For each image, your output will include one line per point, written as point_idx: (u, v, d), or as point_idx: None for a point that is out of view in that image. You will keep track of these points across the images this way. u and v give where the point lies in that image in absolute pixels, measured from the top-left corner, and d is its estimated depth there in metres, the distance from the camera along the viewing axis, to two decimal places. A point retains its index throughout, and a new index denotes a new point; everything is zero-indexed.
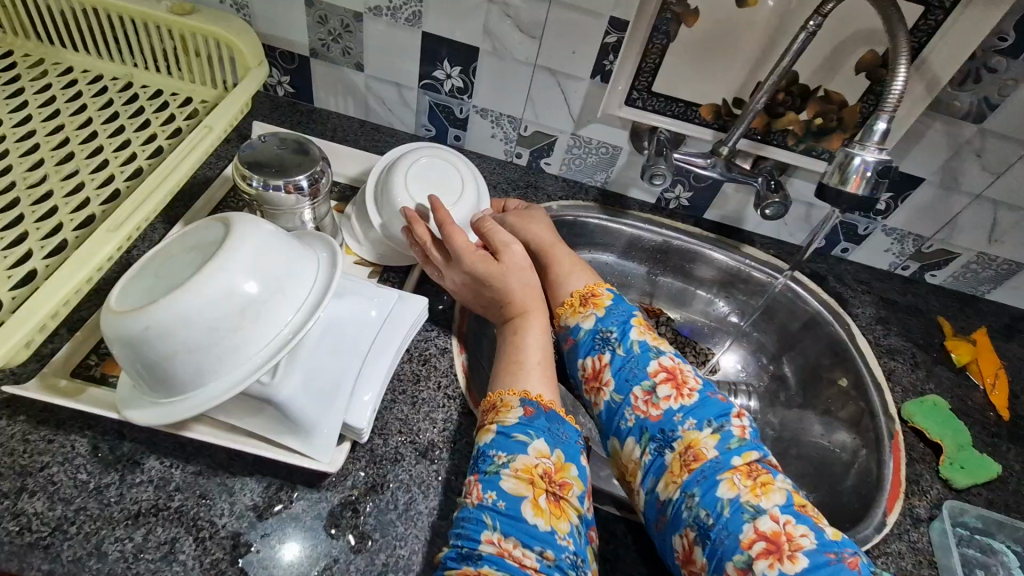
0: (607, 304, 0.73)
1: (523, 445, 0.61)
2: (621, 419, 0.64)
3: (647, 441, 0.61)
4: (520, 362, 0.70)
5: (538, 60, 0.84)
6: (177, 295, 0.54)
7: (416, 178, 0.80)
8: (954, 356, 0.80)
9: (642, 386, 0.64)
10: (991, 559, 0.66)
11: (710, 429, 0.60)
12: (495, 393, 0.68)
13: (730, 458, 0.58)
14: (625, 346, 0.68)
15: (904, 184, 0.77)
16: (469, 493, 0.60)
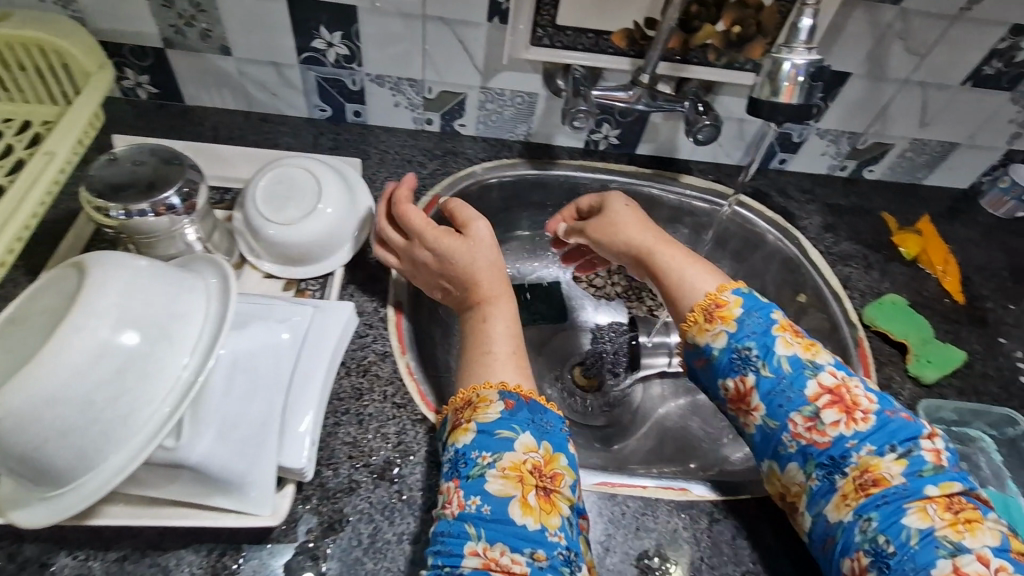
0: (738, 311, 0.53)
1: (507, 443, 0.46)
2: (778, 444, 0.50)
3: (812, 468, 0.47)
4: (489, 352, 0.53)
5: (426, 10, 0.66)
6: (20, 368, 0.34)
7: (268, 200, 0.56)
8: (902, 250, 0.77)
9: (801, 410, 0.49)
10: (971, 449, 0.58)
11: (895, 453, 0.45)
12: (466, 387, 0.51)
13: (920, 486, 0.44)
14: (770, 363, 0.50)
15: (833, 83, 0.74)
16: (448, 500, 0.45)
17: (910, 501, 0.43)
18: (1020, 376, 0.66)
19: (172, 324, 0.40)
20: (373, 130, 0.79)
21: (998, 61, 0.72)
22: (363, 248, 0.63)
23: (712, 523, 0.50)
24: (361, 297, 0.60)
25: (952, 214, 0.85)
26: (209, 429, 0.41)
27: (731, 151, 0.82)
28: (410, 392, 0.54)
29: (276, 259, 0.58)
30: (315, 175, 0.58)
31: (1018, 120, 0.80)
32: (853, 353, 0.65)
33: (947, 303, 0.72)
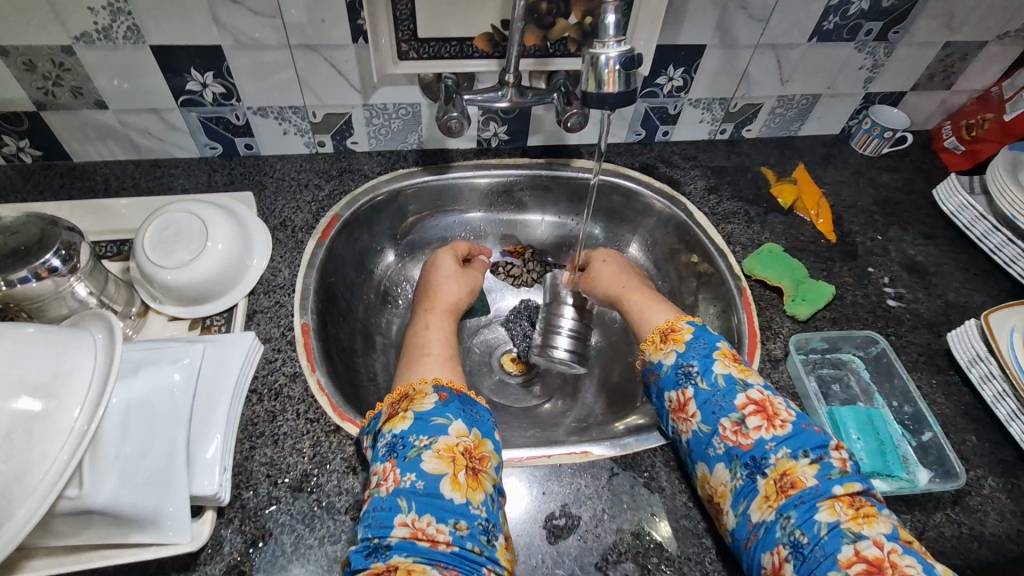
0: (690, 336, 0.59)
1: (442, 427, 0.51)
2: (708, 446, 0.52)
3: (738, 469, 0.50)
4: (427, 354, 0.63)
5: (290, 40, 0.68)
6: None
7: (156, 246, 0.59)
8: (780, 201, 0.84)
9: (730, 416, 0.52)
10: (843, 371, 0.65)
11: (808, 457, 0.48)
12: (404, 386, 0.57)
13: (828, 486, 0.46)
14: (709, 378, 0.55)
15: (690, 57, 0.79)
16: (383, 479, 0.48)
17: (820, 500, 0.46)
18: (886, 300, 0.73)
19: (55, 384, 0.42)
20: (268, 159, 0.81)
21: (834, 16, 0.78)
22: (266, 276, 0.66)
23: (611, 477, 0.55)
24: (266, 324, 0.62)
25: (826, 159, 0.92)
26: (110, 473, 0.43)
27: (615, 130, 0.88)
28: (321, 406, 0.57)
29: (177, 302, 0.61)
30: (199, 215, 0.60)
31: (867, 66, 0.86)
32: (738, 300, 0.71)
33: (822, 243, 0.79)
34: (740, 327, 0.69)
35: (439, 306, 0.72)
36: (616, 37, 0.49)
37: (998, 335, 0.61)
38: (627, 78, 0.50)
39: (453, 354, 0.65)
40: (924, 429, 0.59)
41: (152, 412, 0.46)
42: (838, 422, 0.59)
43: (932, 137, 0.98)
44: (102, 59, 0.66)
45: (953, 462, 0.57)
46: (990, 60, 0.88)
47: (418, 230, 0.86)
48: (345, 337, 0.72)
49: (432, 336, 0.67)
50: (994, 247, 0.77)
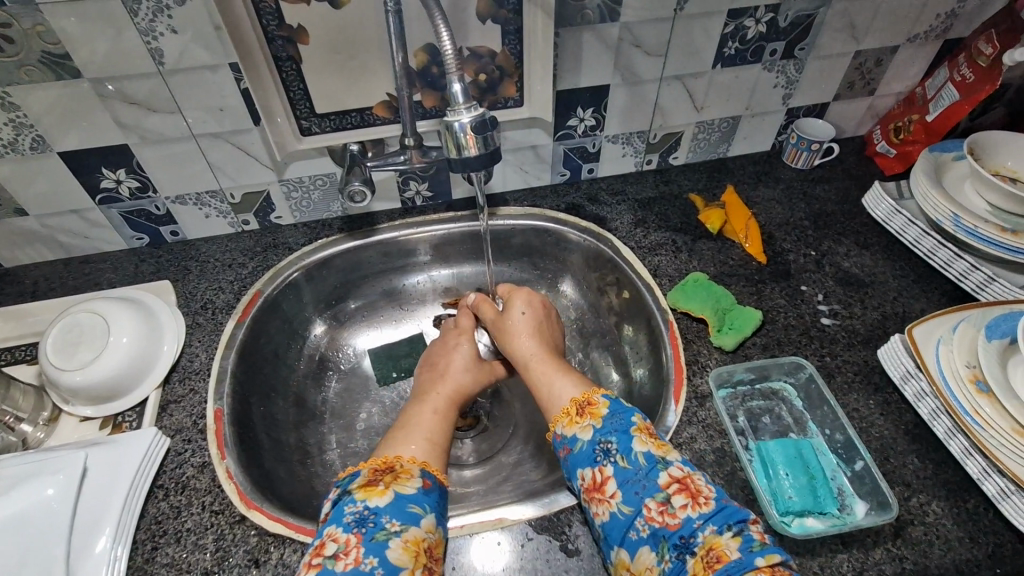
0: (606, 410, 0.55)
1: (416, 516, 0.50)
2: (629, 530, 0.48)
3: (665, 552, 0.46)
4: (410, 431, 0.59)
5: (193, 130, 0.69)
6: None
7: (60, 350, 0.60)
8: (708, 226, 0.82)
9: (654, 495, 0.49)
10: (773, 401, 0.64)
11: (732, 531, 0.45)
12: (392, 455, 0.56)
13: (751, 559, 0.43)
14: (629, 455, 0.51)
15: (597, 97, 0.78)
16: (344, 552, 0.46)
17: (745, 573, 0.42)
18: (821, 319, 0.70)
19: None
20: (195, 243, 0.82)
21: (734, 41, 0.77)
22: (181, 363, 0.67)
23: (525, 542, 0.54)
24: (179, 414, 0.62)
25: (757, 177, 0.91)
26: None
27: (539, 174, 0.88)
28: (228, 495, 0.56)
29: (88, 401, 0.61)
30: (104, 315, 0.63)
31: (781, 83, 0.85)
32: (665, 336, 0.69)
33: (752, 266, 0.77)
34: (667, 365, 0.67)
35: (444, 393, 0.66)
36: (465, 103, 0.54)
37: (924, 348, 0.60)
38: (483, 140, 0.55)
39: (439, 437, 0.60)
40: (857, 458, 0.57)
41: (25, 527, 0.48)
42: (765, 460, 0.58)
43: (866, 142, 0.96)
44: (13, 170, 0.68)
45: (886, 492, 0.53)
46: (908, 61, 0.86)
47: (351, 294, 0.86)
48: (272, 415, 0.71)
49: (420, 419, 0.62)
50: (929, 251, 0.75)
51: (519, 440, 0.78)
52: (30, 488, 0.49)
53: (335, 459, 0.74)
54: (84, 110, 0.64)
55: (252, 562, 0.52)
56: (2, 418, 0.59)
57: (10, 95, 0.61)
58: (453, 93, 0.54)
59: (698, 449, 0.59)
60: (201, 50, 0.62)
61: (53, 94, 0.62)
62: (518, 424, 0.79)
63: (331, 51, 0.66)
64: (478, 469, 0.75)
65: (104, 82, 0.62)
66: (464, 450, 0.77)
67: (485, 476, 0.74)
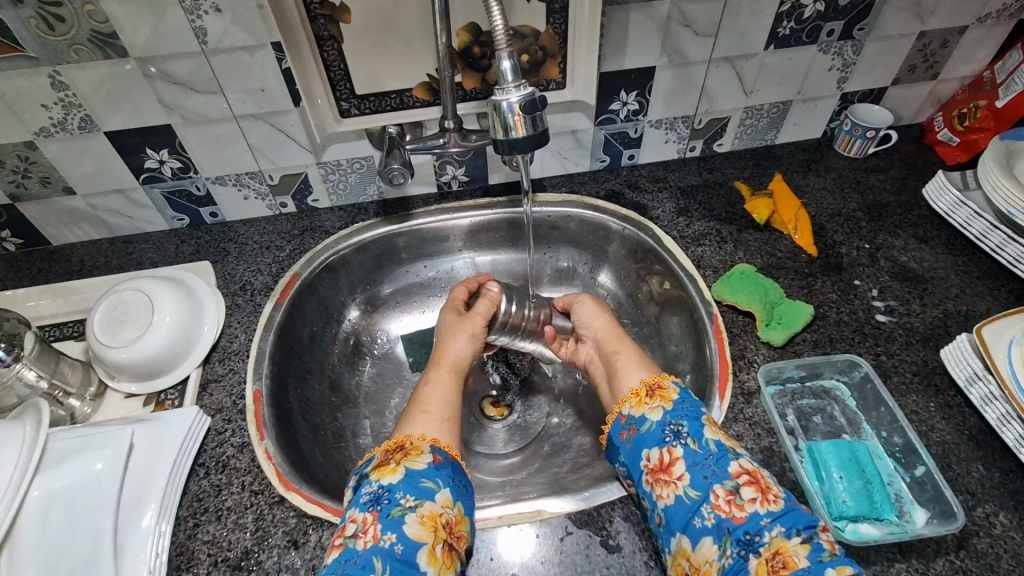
0: (677, 395, 0.54)
1: (429, 492, 0.49)
2: (694, 516, 0.46)
3: (728, 545, 0.44)
4: (425, 412, 0.59)
5: (235, 111, 0.69)
6: None
7: (109, 325, 0.61)
8: (755, 216, 0.79)
9: (723, 483, 0.47)
10: (825, 401, 0.61)
11: (801, 536, 0.43)
12: (401, 435, 0.55)
13: (821, 568, 0.41)
14: (700, 440, 0.50)
15: (641, 80, 0.76)
16: (363, 531, 0.46)
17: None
18: (876, 315, 0.67)
19: None
20: (233, 225, 0.83)
21: (789, 21, 0.73)
22: (222, 343, 0.67)
23: (565, 536, 0.53)
24: (219, 394, 0.63)
25: (807, 166, 0.87)
26: (31, 569, 0.45)
27: (578, 160, 0.85)
28: (267, 476, 0.56)
29: (132, 377, 0.62)
30: (148, 293, 0.63)
31: (836, 66, 0.80)
32: (709, 330, 0.67)
33: (802, 259, 0.74)
34: (712, 359, 0.64)
35: (444, 363, 0.66)
36: (515, 82, 0.52)
37: (994, 351, 0.56)
38: (532, 120, 0.53)
39: (455, 415, 0.60)
40: (917, 463, 0.54)
41: (73, 502, 0.48)
42: (817, 460, 0.55)
43: (925, 130, 0.91)
44: (62, 150, 0.69)
45: (950, 501, 0.51)
46: (976, 43, 0.81)
47: (385, 279, 0.86)
48: (308, 397, 0.71)
49: (433, 397, 0.61)
50: (996, 247, 0.71)
51: (553, 431, 0.76)
52: (79, 463, 0.50)
53: (369, 443, 0.74)
54: (130, 90, 0.65)
55: (292, 542, 0.52)
56: (52, 391, 0.60)
57: (61, 74, 0.62)
58: (503, 70, 0.52)
59: (744, 447, 0.57)
60: (244, 29, 0.62)
61: (101, 73, 0.63)
62: (553, 415, 0.78)
63: (373, 31, 0.65)
64: (511, 459, 0.74)
65: (150, 62, 0.63)
66: (497, 439, 0.76)
67: (519, 466, 0.73)
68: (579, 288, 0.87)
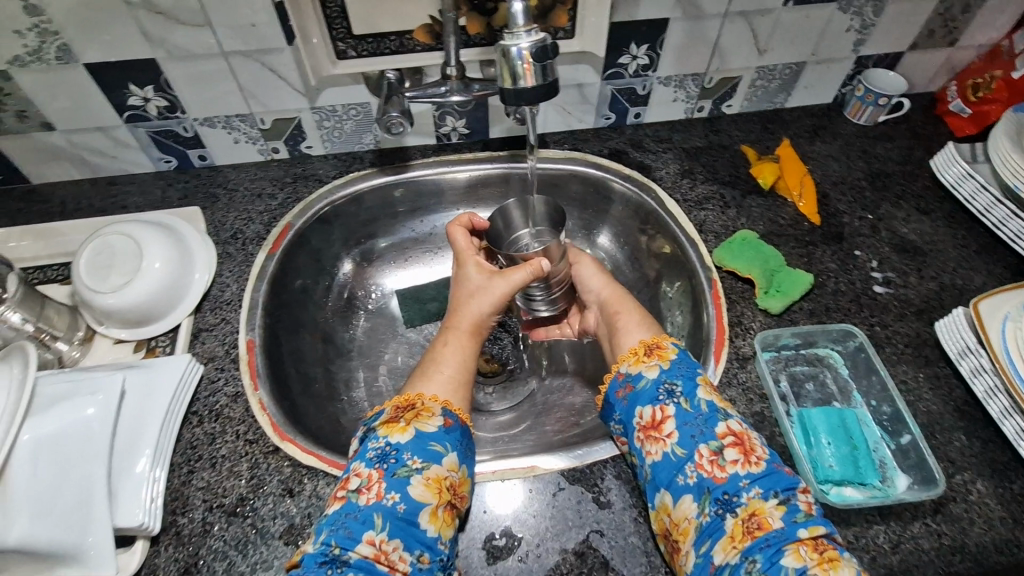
0: (675, 355, 0.54)
1: (438, 455, 0.50)
2: (678, 474, 0.47)
3: (707, 504, 0.46)
4: (438, 369, 0.58)
5: (224, 47, 0.65)
6: None
7: (93, 271, 0.59)
8: (760, 181, 0.77)
9: (709, 443, 0.48)
10: (818, 368, 0.61)
11: (778, 498, 0.44)
12: (414, 393, 0.55)
13: (794, 530, 0.43)
14: (692, 400, 0.50)
15: (653, 32, 0.72)
16: (367, 487, 0.47)
17: (787, 544, 0.42)
18: (873, 287, 0.67)
19: None
20: (223, 169, 0.80)
21: None
22: (213, 292, 0.66)
23: (557, 492, 0.54)
24: (211, 342, 0.62)
25: (815, 131, 0.85)
26: (23, 513, 0.43)
27: (582, 116, 0.82)
28: (262, 426, 0.56)
29: (121, 324, 0.61)
30: (132, 235, 0.60)
31: (855, 27, 0.77)
32: (707, 295, 0.66)
33: (803, 226, 0.73)
34: (708, 324, 0.64)
35: (462, 325, 0.62)
36: (526, 26, 0.49)
37: (988, 324, 0.57)
38: (542, 70, 0.50)
39: (466, 376, 0.58)
40: (903, 432, 0.55)
41: (64, 447, 0.46)
42: (806, 427, 0.56)
43: (937, 99, 0.88)
44: (39, 81, 0.65)
45: (932, 468, 0.52)
46: (998, 9, 0.78)
47: (379, 233, 0.84)
48: (300, 349, 0.71)
49: (459, 355, 0.60)
50: (997, 222, 0.71)
51: (545, 389, 0.77)
52: (69, 408, 0.47)
53: (362, 397, 0.74)
54: (110, 19, 0.61)
55: (286, 490, 0.52)
56: (38, 334, 0.58)
57: None
58: (514, 14, 0.49)
59: (736, 411, 0.57)
60: None
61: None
62: (545, 373, 0.79)
63: None
64: (504, 415, 0.75)
65: None
66: (489, 396, 0.77)
67: (511, 423, 0.74)
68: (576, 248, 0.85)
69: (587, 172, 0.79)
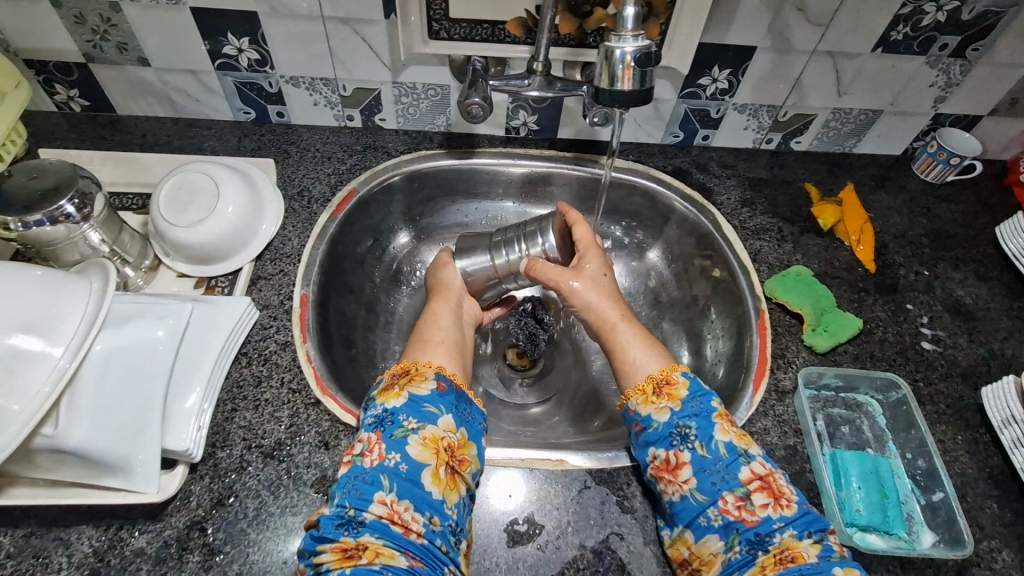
0: (686, 393, 0.53)
1: (432, 416, 0.51)
2: (699, 516, 0.48)
3: (735, 543, 0.47)
4: (427, 339, 0.60)
5: (324, 11, 0.68)
6: None
7: (171, 204, 0.61)
8: (820, 222, 0.77)
9: (733, 489, 0.48)
10: (856, 413, 0.61)
11: (812, 539, 0.46)
12: (408, 360, 0.57)
13: (828, 566, 0.44)
14: (708, 445, 0.50)
15: (738, 58, 0.73)
16: (368, 450, 0.49)
17: None
18: (921, 342, 0.67)
19: (42, 325, 0.45)
20: (297, 128, 0.82)
21: (905, 26, 0.70)
22: (275, 243, 0.68)
23: (583, 489, 0.54)
24: (267, 290, 0.64)
25: (880, 181, 0.85)
26: (86, 418, 0.46)
27: (651, 130, 0.83)
28: (305, 377, 0.58)
29: (185, 259, 0.63)
30: (212, 176, 0.62)
31: (939, 83, 0.77)
32: (753, 324, 0.67)
33: (857, 272, 0.73)
34: (751, 354, 0.65)
35: (445, 296, 0.67)
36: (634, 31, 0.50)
37: None
38: (641, 76, 0.51)
39: (455, 343, 0.61)
40: (936, 489, 0.55)
41: (131, 363, 0.48)
42: (838, 469, 0.56)
43: (1008, 168, 0.87)
44: (146, 18, 0.68)
45: (962, 528, 0.52)
46: None
47: (435, 213, 0.85)
48: (346, 312, 0.72)
49: (436, 325, 0.63)
50: None
51: (574, 391, 0.77)
52: (141, 326, 0.50)
53: None
54: None
55: (323, 442, 0.54)
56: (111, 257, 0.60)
57: None
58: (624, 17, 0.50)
59: (769, 441, 0.58)
60: None
61: None
62: (575, 375, 0.79)
63: None
64: (530, 409, 0.76)
65: None
66: (518, 389, 0.78)
67: (536, 418, 0.75)
68: (623, 259, 0.86)
69: (648, 185, 0.80)
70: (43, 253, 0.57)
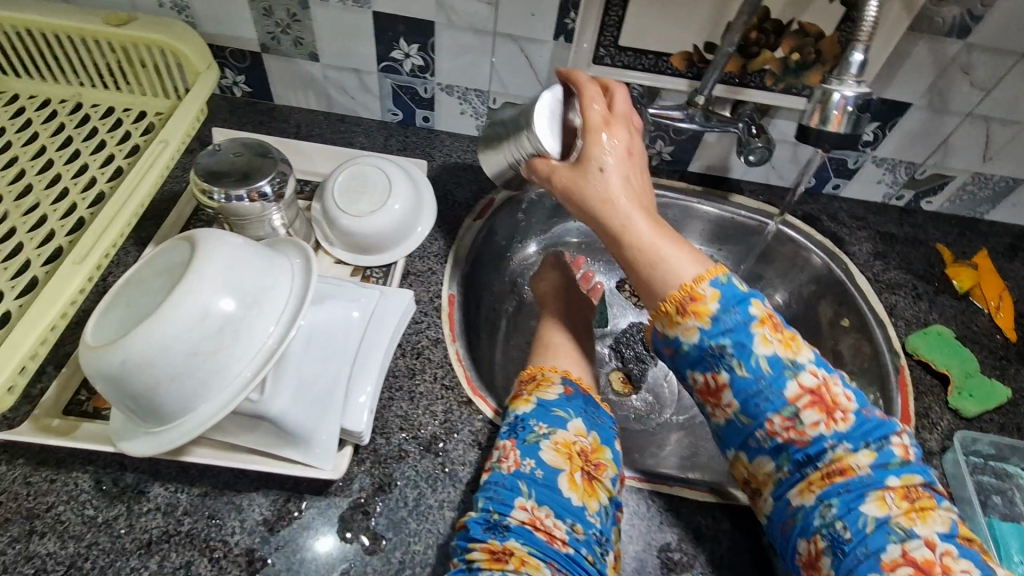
0: (741, 382, 0.50)
1: (562, 420, 0.52)
2: (793, 518, 0.49)
3: (825, 543, 0.47)
4: (548, 348, 0.63)
5: (498, 27, 0.70)
6: (152, 323, 0.41)
7: (345, 194, 0.64)
8: (956, 283, 0.76)
9: (825, 498, 0.47)
10: (1005, 484, 0.59)
11: (902, 526, 0.45)
12: (534, 367, 0.60)
13: (912, 542, 0.44)
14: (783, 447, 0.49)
15: (892, 113, 0.73)
16: (504, 457, 0.50)
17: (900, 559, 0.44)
18: None
19: (260, 295, 0.45)
20: (438, 134, 0.85)
21: None
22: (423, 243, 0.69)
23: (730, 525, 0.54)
24: (417, 287, 0.65)
25: (1013, 250, 0.83)
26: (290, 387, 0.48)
27: (783, 174, 0.83)
28: (457, 375, 0.59)
29: (346, 247, 0.65)
30: (385, 172, 0.65)
31: None
32: (894, 380, 0.66)
33: (997, 340, 0.71)
34: (894, 412, 0.63)
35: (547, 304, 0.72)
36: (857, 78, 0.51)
37: None
38: (854, 121, 0.52)
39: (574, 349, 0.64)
40: None
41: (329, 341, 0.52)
42: (997, 537, 0.55)
43: None
44: (330, 17, 0.72)
45: None
46: None
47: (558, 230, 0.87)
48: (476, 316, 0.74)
49: (549, 334, 0.66)
50: None
51: (686, 423, 0.77)
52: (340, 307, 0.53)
53: None
54: None
55: (476, 442, 0.55)
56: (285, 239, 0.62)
57: None
58: (850, 64, 0.51)
59: None
60: None
61: None
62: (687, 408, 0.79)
63: None
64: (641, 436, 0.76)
65: None
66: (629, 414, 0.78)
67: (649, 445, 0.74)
68: None
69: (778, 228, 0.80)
70: (232, 225, 0.60)
